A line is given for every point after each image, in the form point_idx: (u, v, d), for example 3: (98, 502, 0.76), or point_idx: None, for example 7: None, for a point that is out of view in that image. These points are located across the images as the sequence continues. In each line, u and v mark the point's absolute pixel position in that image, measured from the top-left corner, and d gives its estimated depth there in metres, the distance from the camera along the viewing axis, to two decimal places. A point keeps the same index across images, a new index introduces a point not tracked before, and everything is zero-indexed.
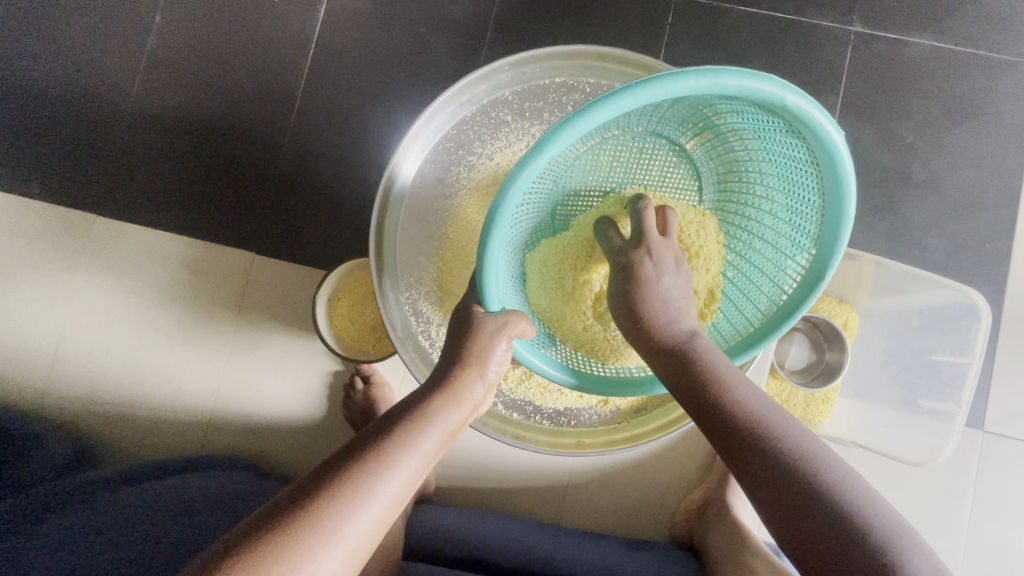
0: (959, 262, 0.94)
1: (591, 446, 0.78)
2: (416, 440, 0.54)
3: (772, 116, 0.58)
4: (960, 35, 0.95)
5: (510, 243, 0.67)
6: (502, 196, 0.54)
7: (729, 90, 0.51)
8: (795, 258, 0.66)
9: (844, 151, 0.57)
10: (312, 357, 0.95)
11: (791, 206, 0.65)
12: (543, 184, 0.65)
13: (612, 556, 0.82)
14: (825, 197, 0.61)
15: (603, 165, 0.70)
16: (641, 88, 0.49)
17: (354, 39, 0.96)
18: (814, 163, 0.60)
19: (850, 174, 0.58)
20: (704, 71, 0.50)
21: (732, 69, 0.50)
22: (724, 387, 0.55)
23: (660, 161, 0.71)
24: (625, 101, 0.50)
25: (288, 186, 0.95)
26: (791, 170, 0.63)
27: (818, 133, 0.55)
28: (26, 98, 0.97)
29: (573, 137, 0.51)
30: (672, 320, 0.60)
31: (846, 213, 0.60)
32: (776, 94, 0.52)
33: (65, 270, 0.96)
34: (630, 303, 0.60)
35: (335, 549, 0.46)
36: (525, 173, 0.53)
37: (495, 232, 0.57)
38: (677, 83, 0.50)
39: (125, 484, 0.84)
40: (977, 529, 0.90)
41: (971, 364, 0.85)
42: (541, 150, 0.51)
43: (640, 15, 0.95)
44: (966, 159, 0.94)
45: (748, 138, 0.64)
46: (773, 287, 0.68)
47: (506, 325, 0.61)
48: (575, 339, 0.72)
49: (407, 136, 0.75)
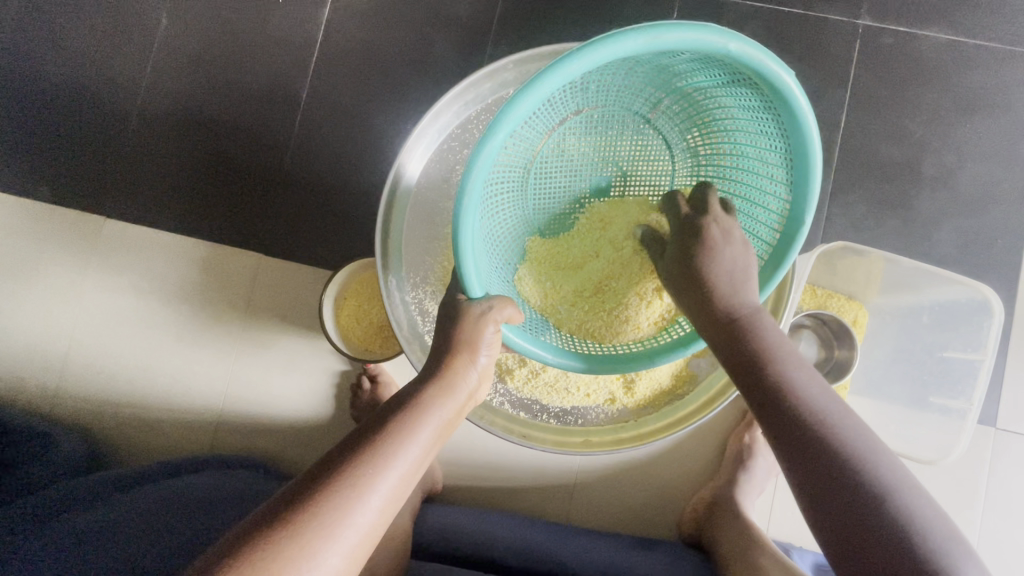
0: (970, 258, 0.93)
1: (600, 445, 0.77)
2: (412, 430, 0.54)
3: (718, 69, 0.61)
4: (970, 28, 0.94)
5: (491, 230, 0.69)
6: (467, 176, 0.56)
7: (669, 45, 0.54)
8: (773, 209, 0.65)
9: (797, 93, 0.56)
10: (319, 357, 0.95)
11: (762, 155, 0.65)
12: (514, 170, 0.69)
13: (623, 555, 0.81)
14: (787, 141, 0.61)
15: (574, 151, 0.72)
16: (586, 52, 0.53)
17: (360, 37, 0.96)
18: (771, 109, 0.60)
19: (808, 114, 0.58)
20: (642, 30, 0.53)
21: (670, 24, 0.53)
22: (783, 366, 0.56)
23: (629, 136, 0.74)
24: (571, 66, 0.53)
25: (293, 185, 0.95)
26: (751, 118, 0.64)
27: (766, 77, 0.56)
28: (35, 99, 0.97)
29: (527, 108, 0.55)
30: (738, 294, 0.59)
31: (809, 150, 0.59)
32: (718, 42, 0.54)
33: (75, 272, 0.96)
34: (691, 272, 0.59)
35: (337, 543, 0.46)
36: (486, 151, 0.55)
37: (465, 222, 0.58)
38: (619, 42, 0.53)
39: (135, 484, 0.85)
40: (991, 529, 0.89)
41: (984, 360, 0.84)
42: (498, 125, 0.54)
43: (646, 9, 0.94)
44: (977, 153, 0.93)
45: (708, 94, 0.66)
46: (759, 242, 0.67)
47: (492, 310, 0.61)
48: (570, 322, 0.72)
49: (412, 135, 0.75)
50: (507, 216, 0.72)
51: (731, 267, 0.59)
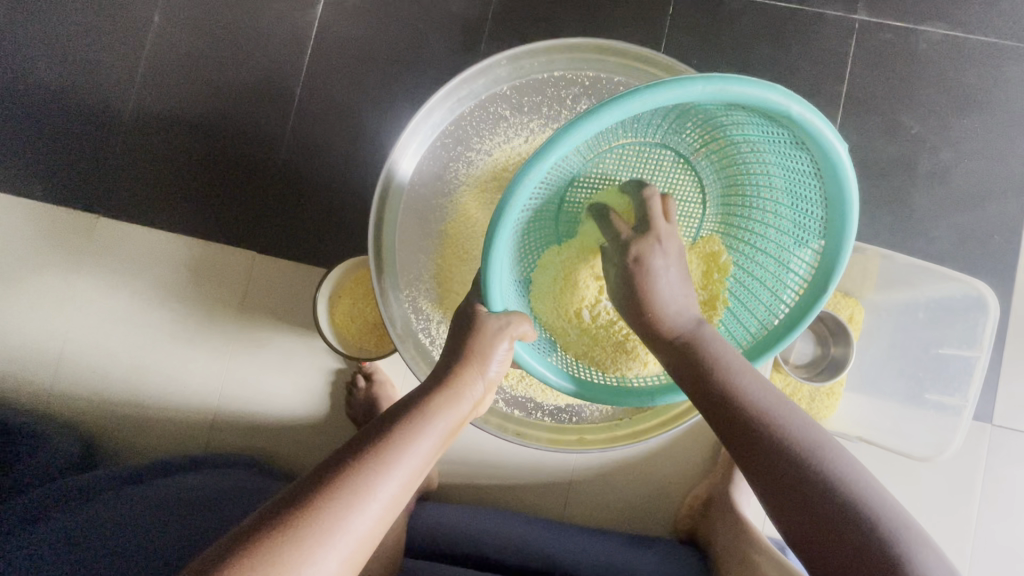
0: (966, 254, 0.92)
1: (595, 443, 0.77)
2: (416, 440, 0.54)
3: (776, 128, 0.60)
4: (967, 23, 0.93)
5: (515, 249, 0.67)
6: (513, 192, 0.54)
7: (734, 96, 0.53)
8: (797, 271, 0.66)
9: (846, 163, 0.58)
10: (315, 355, 0.95)
11: (793, 218, 0.66)
12: (547, 192, 0.66)
13: (619, 554, 0.81)
14: (828, 209, 0.62)
15: (607, 171, 0.70)
16: (652, 92, 0.51)
17: (354, 33, 0.95)
18: (818, 175, 0.61)
19: (851, 185, 0.59)
20: (711, 78, 0.51)
21: (738, 77, 0.52)
22: (723, 372, 0.57)
23: (665, 171, 0.71)
24: (634, 104, 0.51)
25: (288, 182, 0.95)
26: (796, 182, 0.64)
27: (821, 142, 0.56)
28: (28, 96, 0.96)
29: (582, 136, 0.53)
30: (675, 310, 0.61)
31: (848, 225, 0.61)
32: (782, 102, 0.53)
33: (69, 270, 0.96)
34: (631, 293, 0.61)
35: (335, 550, 0.46)
36: (535, 170, 0.53)
37: (501, 231, 0.57)
38: (685, 87, 0.51)
39: (130, 483, 0.85)
40: (987, 526, 0.89)
41: (981, 356, 0.84)
42: (553, 148, 0.52)
43: (642, 6, 0.94)
44: (975, 149, 0.93)
45: (754, 151, 0.65)
46: (776, 300, 0.68)
47: (510, 325, 0.61)
48: (577, 346, 0.71)
49: (405, 132, 0.74)
50: (530, 235, 0.69)
51: (668, 283, 0.61)
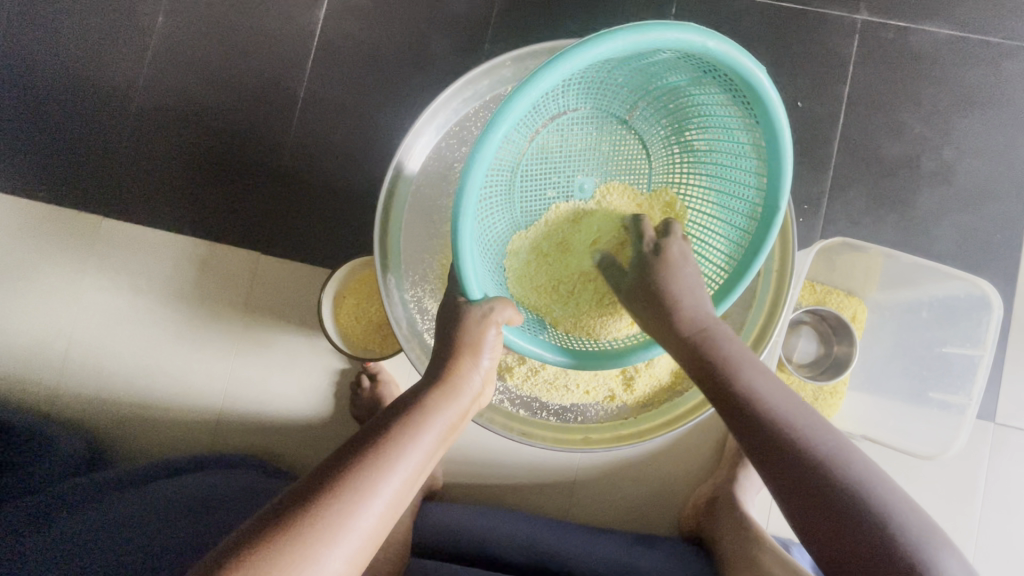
0: (968, 253, 0.93)
1: (600, 442, 0.77)
2: (415, 435, 0.54)
3: (695, 65, 0.63)
4: (968, 22, 0.93)
5: (483, 236, 0.69)
6: (464, 179, 0.56)
7: (654, 43, 0.55)
8: (749, 197, 0.67)
9: (770, 87, 0.59)
10: (319, 355, 0.95)
11: (733, 147, 0.68)
12: (501, 173, 0.69)
13: (624, 552, 0.81)
14: (761, 132, 0.63)
15: (558, 152, 0.74)
16: (576, 53, 0.54)
17: (358, 34, 0.95)
18: (745, 103, 0.62)
19: (780, 108, 0.60)
20: (630, 29, 0.54)
21: (655, 23, 0.54)
22: (742, 373, 0.58)
23: (609, 138, 0.75)
24: (562, 66, 0.54)
25: (291, 182, 0.95)
26: (725, 113, 0.66)
27: (743, 75, 0.58)
28: (32, 98, 0.97)
29: (521, 108, 0.55)
30: (696, 308, 0.61)
31: (784, 140, 0.61)
32: (699, 40, 0.55)
33: (73, 271, 0.96)
34: (656, 291, 0.62)
35: (339, 548, 0.46)
36: (483, 154, 0.56)
37: (466, 221, 0.58)
38: (608, 40, 0.54)
39: (135, 484, 0.85)
40: (991, 524, 0.90)
41: (984, 356, 0.83)
42: (494, 126, 0.55)
43: (644, 6, 0.94)
44: (977, 148, 0.93)
45: (685, 94, 0.68)
46: (736, 230, 0.69)
47: (493, 312, 0.61)
48: (566, 320, 0.72)
49: (410, 132, 0.74)
50: (499, 222, 0.71)
51: (690, 283, 0.62)
